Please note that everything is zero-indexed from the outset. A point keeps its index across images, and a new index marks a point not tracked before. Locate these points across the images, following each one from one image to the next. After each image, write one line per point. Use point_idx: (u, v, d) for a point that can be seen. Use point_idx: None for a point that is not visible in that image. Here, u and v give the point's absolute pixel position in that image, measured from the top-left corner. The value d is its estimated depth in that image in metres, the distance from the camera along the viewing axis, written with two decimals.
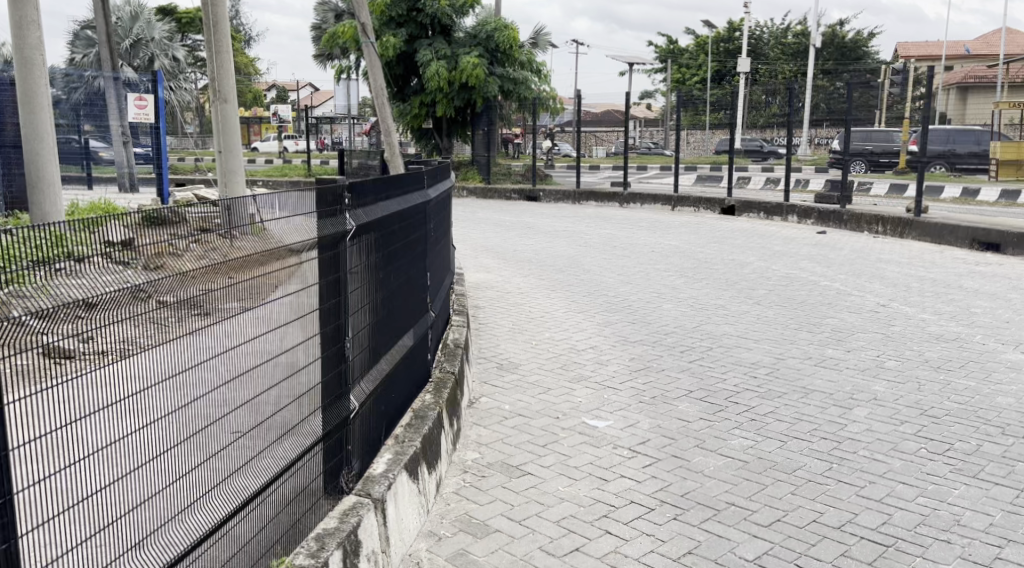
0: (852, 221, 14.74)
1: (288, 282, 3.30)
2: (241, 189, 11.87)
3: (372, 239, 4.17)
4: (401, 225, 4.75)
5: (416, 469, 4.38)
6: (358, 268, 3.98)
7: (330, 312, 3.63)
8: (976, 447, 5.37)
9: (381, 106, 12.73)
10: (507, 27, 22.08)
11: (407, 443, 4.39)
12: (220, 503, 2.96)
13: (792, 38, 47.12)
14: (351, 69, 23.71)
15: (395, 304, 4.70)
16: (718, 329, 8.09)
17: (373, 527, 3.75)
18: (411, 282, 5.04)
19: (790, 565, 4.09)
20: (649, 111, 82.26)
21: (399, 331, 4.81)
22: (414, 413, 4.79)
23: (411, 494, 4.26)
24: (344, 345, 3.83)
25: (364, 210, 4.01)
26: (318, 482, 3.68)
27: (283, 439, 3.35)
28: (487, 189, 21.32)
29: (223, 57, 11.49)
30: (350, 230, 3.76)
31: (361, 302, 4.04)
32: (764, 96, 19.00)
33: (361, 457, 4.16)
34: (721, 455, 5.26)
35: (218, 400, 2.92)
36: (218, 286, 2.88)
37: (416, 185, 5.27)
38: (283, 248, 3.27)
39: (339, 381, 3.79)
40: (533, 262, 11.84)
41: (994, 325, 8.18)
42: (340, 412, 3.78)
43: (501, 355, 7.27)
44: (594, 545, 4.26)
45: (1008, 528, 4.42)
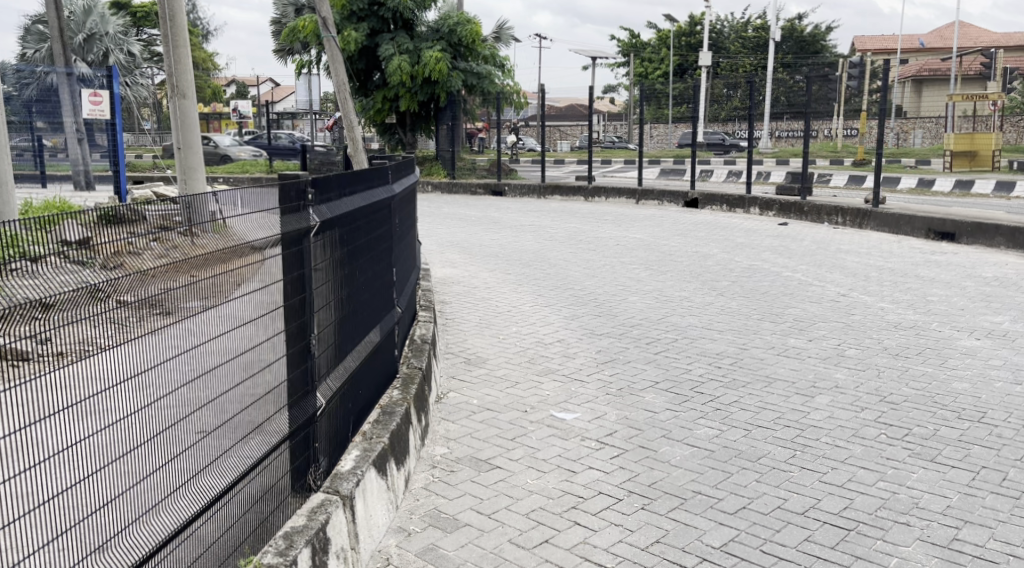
0: (813, 213, 14.79)
1: (251, 281, 3.11)
2: (201, 188, 11.53)
3: (336, 234, 3.98)
4: (366, 222, 4.57)
5: (385, 466, 4.20)
6: (324, 264, 3.80)
7: (295, 308, 3.45)
8: (933, 432, 5.32)
9: (344, 101, 12.48)
10: (470, 21, 21.93)
11: (375, 440, 4.22)
12: (186, 503, 2.77)
13: (752, 32, 47.49)
14: (311, 63, 23.33)
15: (361, 300, 4.52)
16: (683, 321, 8.00)
17: (342, 524, 3.58)
18: (376, 279, 4.86)
19: (756, 552, 4.00)
20: (610, 107, 82.56)
21: (366, 328, 4.64)
22: (382, 410, 4.61)
23: (379, 491, 4.07)
24: (310, 342, 3.64)
25: (327, 205, 3.82)
26: (286, 480, 3.47)
27: (249, 437, 3.15)
28: (450, 184, 21.19)
29: (182, 51, 11.16)
30: (313, 226, 3.58)
31: (326, 298, 3.87)
32: (725, 88, 19.02)
33: (330, 454, 3.96)
34: (688, 445, 5.16)
35: (181, 400, 2.73)
36: (180, 283, 2.70)
37: (380, 178, 5.09)
38: (246, 245, 3.05)
39: (305, 378, 3.60)
40: (498, 256, 11.68)
41: (950, 313, 8.19)
42: (306, 410, 3.59)
43: (468, 350, 7.10)
44: (561, 536, 4.12)
45: (965, 510, 4.37)
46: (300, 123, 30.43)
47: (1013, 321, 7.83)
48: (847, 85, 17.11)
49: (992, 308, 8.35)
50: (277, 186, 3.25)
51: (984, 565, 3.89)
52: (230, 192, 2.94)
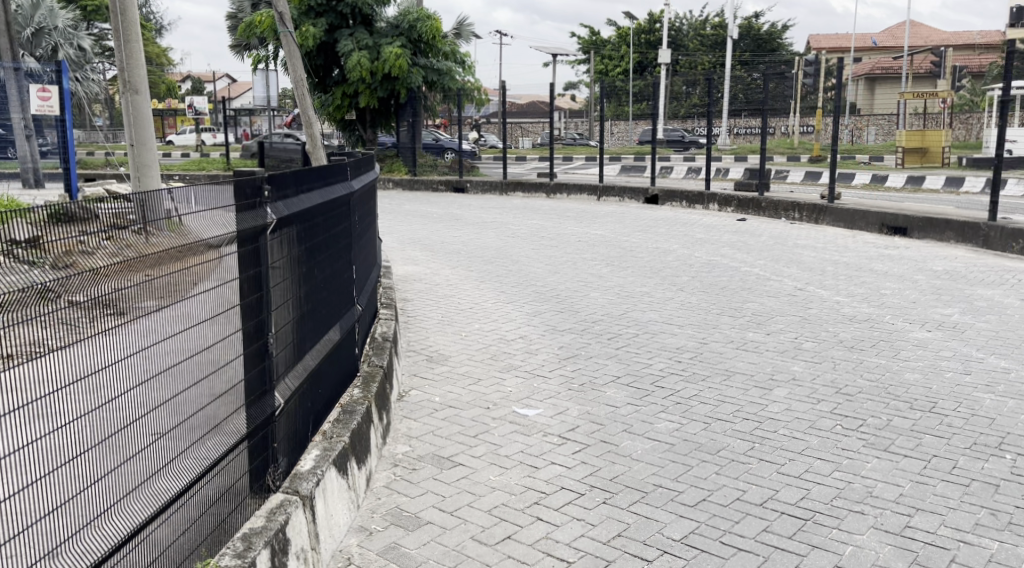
0: (770, 208, 14.95)
1: (208, 279, 3.06)
2: (156, 185, 11.33)
3: (293, 232, 3.94)
4: (325, 219, 4.53)
5: (346, 466, 4.17)
6: (282, 262, 3.76)
7: (251, 307, 3.41)
8: (886, 423, 5.40)
9: (302, 97, 12.35)
10: (430, 17, 21.81)
11: (335, 439, 4.18)
12: (139, 506, 2.72)
13: (710, 30, 47.90)
14: (268, 59, 23.06)
15: (320, 298, 4.48)
16: (644, 316, 8.04)
17: (302, 524, 3.55)
18: (335, 276, 4.81)
19: (715, 543, 4.04)
20: (571, 104, 82.83)
21: (325, 327, 4.60)
22: (342, 409, 4.58)
23: (340, 490, 4.05)
24: (267, 341, 3.60)
25: (284, 202, 3.78)
26: (244, 481, 3.43)
27: (205, 438, 3.11)
28: (412, 181, 21.16)
29: (134, 46, 10.98)
30: (270, 224, 3.54)
31: (284, 296, 3.83)
32: (684, 85, 19.13)
33: (289, 455, 3.92)
34: (649, 439, 5.19)
35: (135, 401, 2.69)
36: (133, 282, 2.64)
37: (339, 175, 5.05)
38: (201, 243, 3.00)
39: (262, 378, 3.56)
40: (459, 253, 11.65)
41: (903, 305, 8.33)
42: (265, 410, 3.55)
43: (431, 347, 7.07)
44: (523, 532, 4.12)
45: (917, 498, 4.44)
46: (257, 119, 30.14)
47: (964, 313, 7.98)
48: (802, 83, 17.34)
49: (943, 301, 8.49)
50: (233, 183, 3.20)
51: (935, 551, 3.96)
52: (183, 189, 2.88)
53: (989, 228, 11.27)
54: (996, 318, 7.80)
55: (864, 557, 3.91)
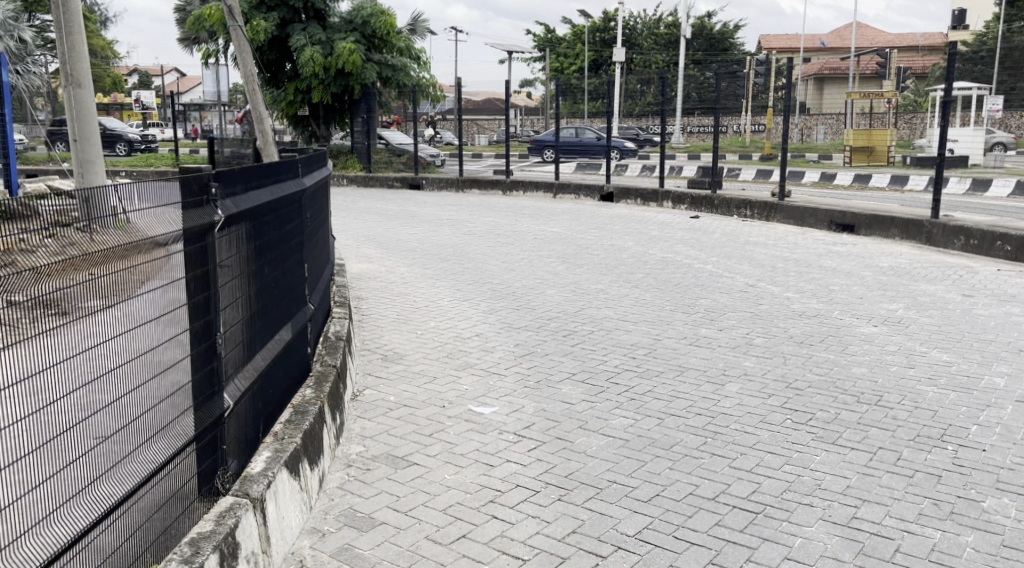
0: (723, 206, 15.08)
1: (156, 277, 3.00)
2: (100, 181, 11.07)
3: (243, 230, 3.89)
4: (275, 217, 4.47)
5: (298, 468, 4.12)
6: (230, 260, 3.70)
7: (199, 307, 3.36)
8: (835, 416, 5.48)
9: (253, 92, 12.17)
10: (384, 12, 21.68)
11: (287, 440, 4.13)
12: (82, 512, 2.66)
13: (664, 29, 48.26)
14: (218, 53, 22.73)
15: (271, 296, 4.41)
16: (599, 313, 8.07)
17: (252, 527, 3.50)
18: (286, 274, 4.75)
19: (669, 538, 4.06)
20: (526, 103, 83.01)
21: (276, 326, 4.54)
22: (294, 409, 4.54)
23: (292, 492, 4.00)
24: (216, 341, 3.55)
25: (233, 199, 3.73)
26: (192, 484, 3.37)
27: (153, 440, 3.05)
28: (367, 178, 21.05)
29: (76, 38, 10.80)
30: (219, 221, 3.48)
31: (233, 295, 3.76)
32: (639, 83, 19.23)
33: (239, 457, 3.86)
34: (604, 435, 5.20)
35: (80, 402, 2.63)
36: (77, 281, 2.56)
37: (290, 172, 4.99)
38: (148, 240, 2.94)
39: (211, 379, 3.50)
40: (415, 250, 11.59)
41: (850, 301, 8.46)
42: (213, 411, 3.49)
43: (385, 346, 7.01)
44: (479, 531, 4.11)
45: (864, 490, 4.51)
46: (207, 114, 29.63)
47: (909, 309, 8.13)
48: (754, 83, 17.55)
49: (889, 296, 8.64)
50: (180, 180, 3.16)
51: (880, 541, 4.03)
52: (130, 184, 2.82)
53: (932, 225, 11.54)
54: (939, 313, 7.96)
55: (812, 549, 3.97)
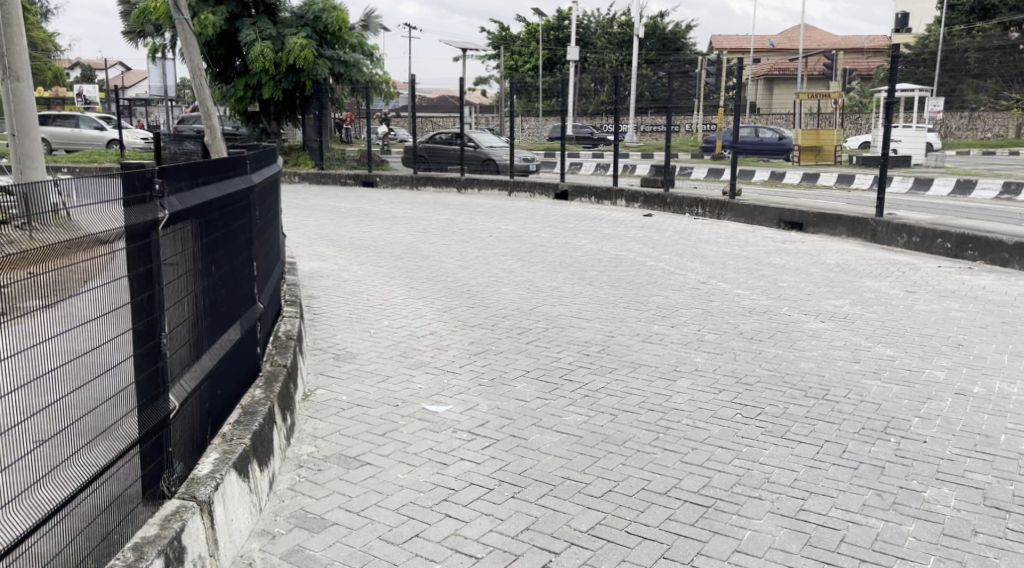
0: (675, 204, 15.34)
1: (97, 275, 3.06)
2: (41, 177, 10.96)
3: (188, 229, 3.95)
4: (222, 215, 4.53)
5: (247, 468, 4.20)
6: (176, 259, 3.78)
7: (142, 307, 3.42)
8: (783, 410, 5.68)
9: (200, 86, 12.04)
10: (336, 8, 21.58)
11: (235, 442, 4.21)
12: (18, 518, 2.72)
13: (617, 28, 48.73)
14: (165, 47, 22.47)
15: (218, 295, 4.48)
16: (553, 310, 8.22)
17: (199, 531, 3.59)
18: (234, 272, 4.81)
19: (621, 533, 4.22)
20: (480, 100, 83.14)
21: (225, 325, 4.61)
22: (243, 410, 4.61)
23: (241, 494, 4.08)
24: (162, 341, 3.62)
25: (176, 197, 3.80)
26: (135, 488, 3.42)
27: (95, 442, 3.11)
28: (320, 175, 21.03)
29: (13, 31, 10.64)
30: (162, 219, 3.55)
31: (178, 293, 3.84)
32: (593, 82, 19.42)
33: (187, 459, 3.92)
34: (558, 432, 5.35)
35: (12, 405, 2.67)
36: (14, 280, 2.62)
37: (239, 169, 5.06)
38: (89, 237, 3.00)
39: (157, 379, 3.56)
40: (369, 249, 11.65)
41: (798, 297, 8.72)
42: (159, 412, 3.54)
43: (338, 345, 7.09)
44: (431, 530, 4.23)
45: (810, 482, 4.71)
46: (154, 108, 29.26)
47: (854, 304, 8.40)
48: (705, 83, 17.85)
49: (836, 292, 8.92)
50: (122, 175, 3.21)
51: (826, 532, 4.23)
52: (70, 181, 2.87)
53: (877, 223, 11.86)
54: (883, 309, 8.25)
55: (761, 541, 4.15)
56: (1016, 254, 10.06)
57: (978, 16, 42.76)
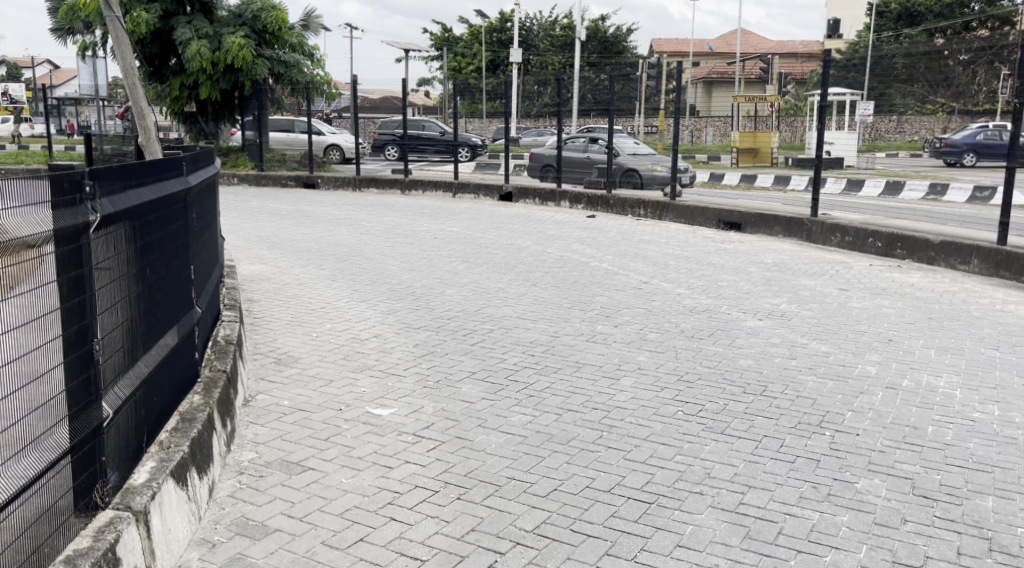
0: (618, 206, 15.50)
1: (25, 280, 3.00)
2: None
3: (121, 231, 3.93)
4: (157, 216, 4.49)
5: (185, 477, 4.18)
6: (107, 263, 3.74)
7: (73, 312, 3.38)
8: (723, 407, 5.82)
9: (133, 87, 11.01)
10: (275, 8, 21.35)
11: (173, 450, 4.18)
12: None
13: (559, 30, 49.14)
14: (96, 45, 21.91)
15: (154, 299, 4.45)
16: (498, 311, 8.28)
17: (135, 541, 3.56)
18: (170, 276, 4.77)
19: (566, 531, 4.30)
20: (423, 101, 83.16)
21: (161, 330, 4.57)
22: (181, 417, 4.58)
23: (178, 502, 4.05)
24: (94, 347, 3.58)
25: (108, 200, 3.77)
26: (67, 499, 3.36)
27: (22, 453, 3.04)
28: (260, 176, 20.85)
29: None
30: (92, 221, 3.52)
31: (111, 298, 3.80)
32: (536, 85, 19.56)
33: (121, 469, 3.88)
34: (502, 432, 5.41)
35: None
36: None
37: (174, 170, 5.02)
38: (18, 241, 2.95)
39: (88, 386, 3.52)
40: (311, 251, 11.61)
41: (738, 296, 8.90)
42: (90, 421, 3.49)
43: (279, 349, 7.05)
44: (376, 534, 4.26)
45: (750, 477, 4.84)
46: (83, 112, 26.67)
47: (791, 303, 8.60)
48: (646, 85, 18.05)
49: (773, 291, 9.12)
50: (49, 177, 3.16)
51: (765, 524, 4.35)
52: None
53: (812, 223, 12.16)
54: (818, 306, 8.47)
55: (702, 536, 4.25)
56: (942, 253, 10.43)
57: (905, 23, 44.20)
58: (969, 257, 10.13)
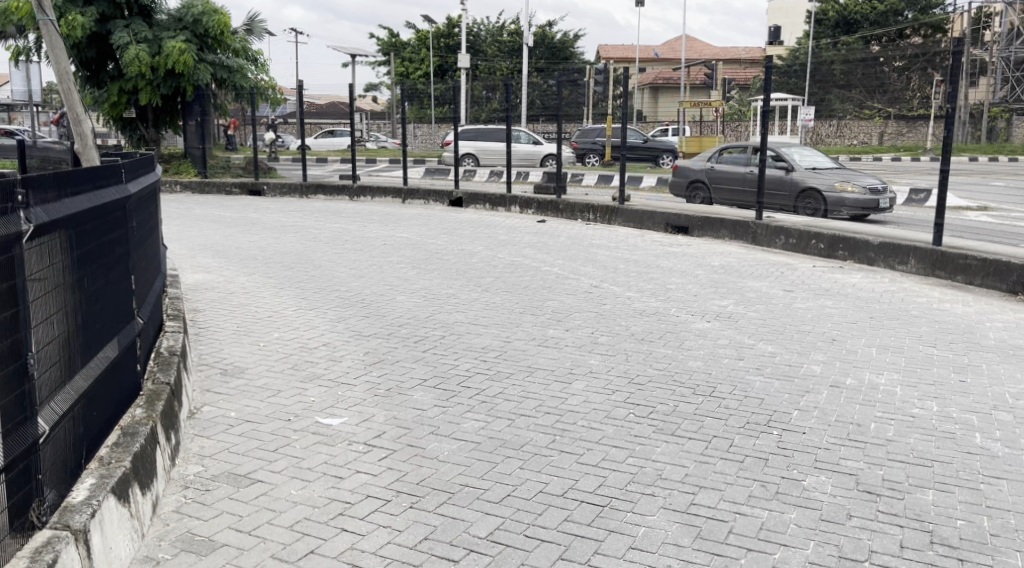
0: (567, 210, 15.54)
1: None
2: None
3: (56, 241, 3.83)
4: (95, 225, 4.39)
5: (127, 492, 4.08)
6: (41, 274, 3.64)
7: (6, 326, 3.28)
8: (674, 408, 5.86)
9: (68, 92, 10.66)
10: (216, 11, 21.10)
11: (114, 465, 4.09)
12: None
13: (507, 36, 49.26)
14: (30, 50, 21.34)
15: (92, 310, 4.35)
16: (450, 317, 8.25)
17: (74, 561, 3.46)
18: (109, 286, 4.65)
19: (520, 537, 4.28)
20: (371, 107, 82.94)
21: (101, 342, 4.46)
22: (123, 431, 4.48)
23: (120, 519, 3.96)
24: (27, 362, 3.48)
25: (42, 209, 3.69)
26: (4, 520, 3.25)
27: None
28: (203, 184, 20.55)
29: None
30: (25, 231, 3.42)
31: (46, 311, 3.70)
32: (485, 90, 19.59)
33: (59, 487, 3.77)
34: (455, 439, 5.39)
35: None
36: None
37: (112, 178, 4.90)
38: None
39: (22, 402, 3.41)
40: (257, 259, 11.45)
41: (686, 298, 8.98)
42: (26, 438, 3.38)
43: (225, 360, 6.94)
44: (327, 545, 4.21)
45: (701, 477, 4.88)
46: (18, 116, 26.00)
47: (738, 304, 8.71)
48: (594, 90, 18.12)
49: (720, 293, 9.22)
50: None
51: (716, 524, 4.38)
52: None
53: (757, 225, 12.34)
54: (764, 307, 8.58)
55: (655, 537, 4.27)
56: (881, 253, 10.64)
57: (842, 30, 45.29)
58: (906, 257, 10.36)
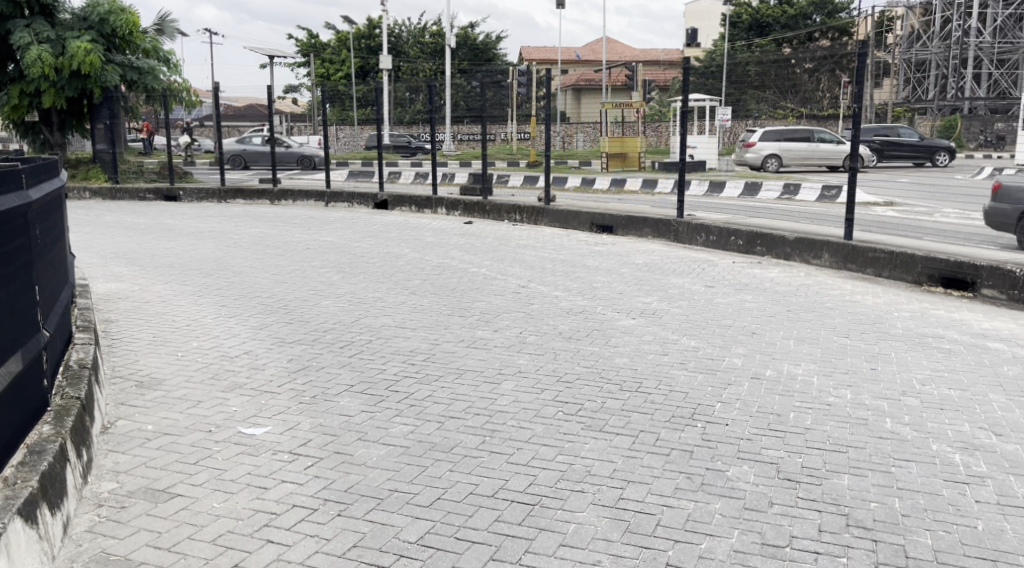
0: (494, 211, 15.51)
1: None
2: None
3: None
4: None
5: (34, 514, 3.92)
6: None
7: None
8: (601, 405, 5.88)
9: None
10: (124, 10, 20.51)
11: (21, 485, 3.93)
12: None
13: (430, 38, 49.17)
14: None
15: None
16: (376, 321, 8.16)
17: None
18: (11, 297, 4.47)
19: (450, 540, 4.24)
20: (291, 108, 82.03)
21: (3, 357, 4.28)
22: (29, 450, 4.31)
23: (27, 541, 3.80)
24: None
25: None
26: None
27: None
28: (114, 191, 20.01)
29: None
30: None
31: None
32: (408, 91, 19.40)
33: None
34: (384, 444, 5.32)
35: None
36: None
37: (11, 185, 4.70)
38: None
39: None
40: (174, 266, 11.17)
41: (611, 296, 9.04)
42: None
43: (140, 371, 6.74)
44: (252, 558, 4.11)
45: (629, 471, 4.90)
46: None
47: (661, 301, 8.80)
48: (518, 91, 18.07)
49: (644, 290, 9.31)
50: None
51: (644, 518, 4.41)
52: None
53: (678, 224, 12.50)
54: (687, 303, 8.69)
55: (585, 534, 4.27)
56: (797, 249, 10.86)
57: (756, 33, 46.17)
58: (821, 252, 10.58)
